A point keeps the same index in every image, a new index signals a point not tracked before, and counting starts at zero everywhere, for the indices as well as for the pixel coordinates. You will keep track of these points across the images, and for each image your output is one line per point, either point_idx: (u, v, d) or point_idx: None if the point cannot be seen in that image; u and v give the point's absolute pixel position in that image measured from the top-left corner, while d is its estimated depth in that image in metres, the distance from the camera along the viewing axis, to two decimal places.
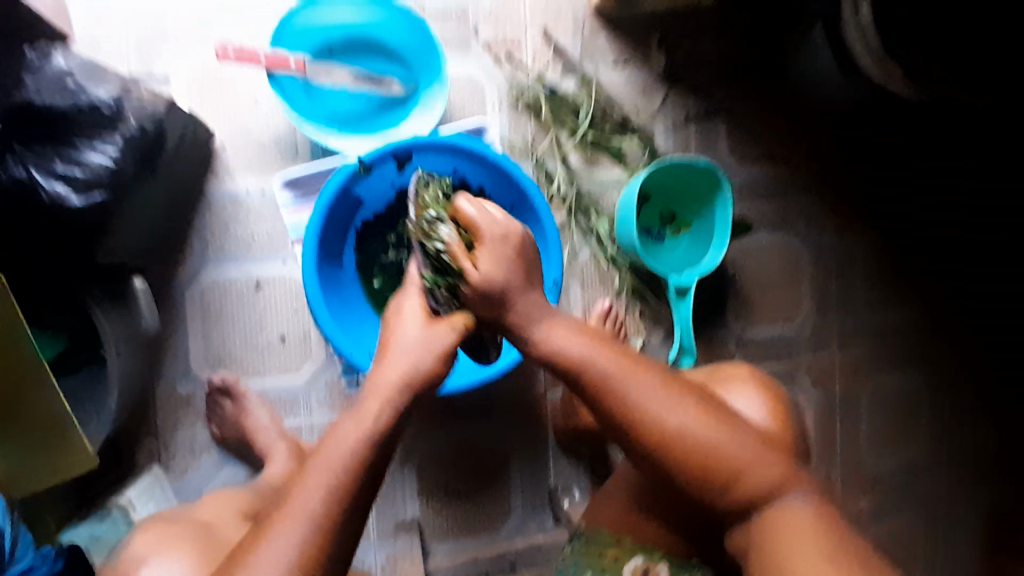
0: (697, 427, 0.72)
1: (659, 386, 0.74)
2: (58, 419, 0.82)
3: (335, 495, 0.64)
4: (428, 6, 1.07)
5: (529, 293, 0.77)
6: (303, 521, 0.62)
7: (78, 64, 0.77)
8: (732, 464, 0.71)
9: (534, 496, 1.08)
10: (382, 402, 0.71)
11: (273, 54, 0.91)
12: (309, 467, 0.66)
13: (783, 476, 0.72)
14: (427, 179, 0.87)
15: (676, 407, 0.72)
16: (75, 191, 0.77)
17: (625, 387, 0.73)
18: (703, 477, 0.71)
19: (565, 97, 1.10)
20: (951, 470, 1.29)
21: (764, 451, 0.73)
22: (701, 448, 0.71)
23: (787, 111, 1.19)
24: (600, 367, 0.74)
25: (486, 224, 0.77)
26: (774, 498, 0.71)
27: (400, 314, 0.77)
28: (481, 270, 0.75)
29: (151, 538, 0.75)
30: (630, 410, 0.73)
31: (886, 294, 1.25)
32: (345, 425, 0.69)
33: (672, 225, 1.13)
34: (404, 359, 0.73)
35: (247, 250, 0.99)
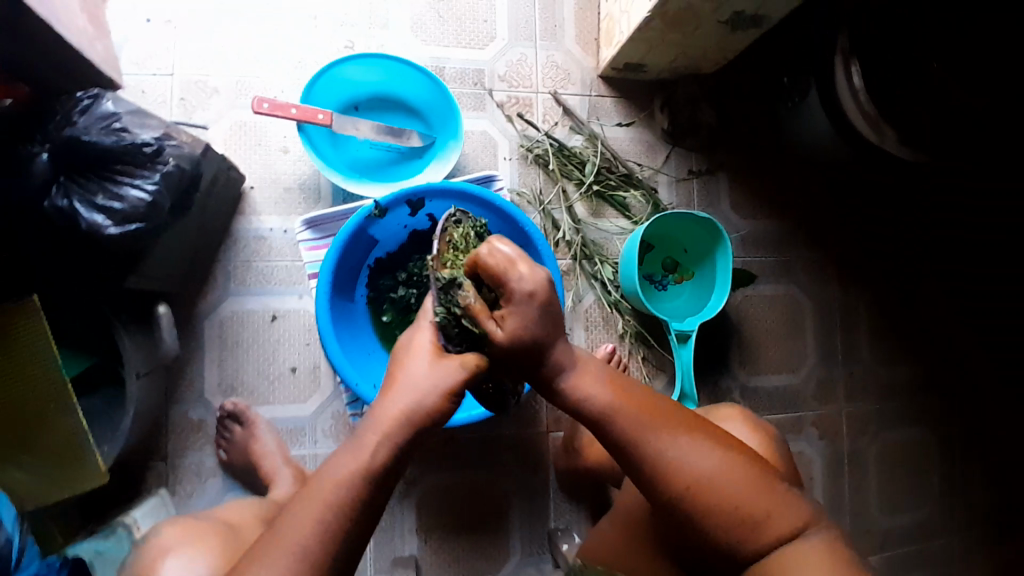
0: (724, 474, 0.68)
1: (686, 434, 0.70)
2: (75, 439, 0.86)
3: (325, 532, 0.61)
4: (447, 68, 1.17)
5: (562, 335, 0.70)
6: (288, 557, 0.60)
7: (128, 109, 0.82)
8: (759, 509, 0.68)
9: (531, 537, 1.12)
10: (383, 436, 0.65)
11: (302, 108, 0.98)
12: (303, 495, 0.64)
13: (802, 513, 0.69)
14: (458, 219, 0.79)
15: (702, 452, 0.69)
16: (112, 221, 0.78)
17: (651, 436, 0.69)
18: (731, 525, 0.68)
19: (573, 151, 1.18)
20: (968, 532, 1.25)
21: (787, 493, 0.70)
22: (728, 495, 0.68)
23: (786, 169, 1.25)
24: (626, 415, 0.70)
25: (516, 276, 0.65)
26: (799, 535, 0.68)
27: (411, 348, 0.70)
28: (506, 330, 0.65)
29: (179, 533, 0.78)
30: (658, 459, 0.69)
31: (891, 349, 1.27)
32: (342, 459, 0.65)
33: (675, 274, 1.17)
34: (408, 396, 0.66)
35: (266, 285, 1.06)
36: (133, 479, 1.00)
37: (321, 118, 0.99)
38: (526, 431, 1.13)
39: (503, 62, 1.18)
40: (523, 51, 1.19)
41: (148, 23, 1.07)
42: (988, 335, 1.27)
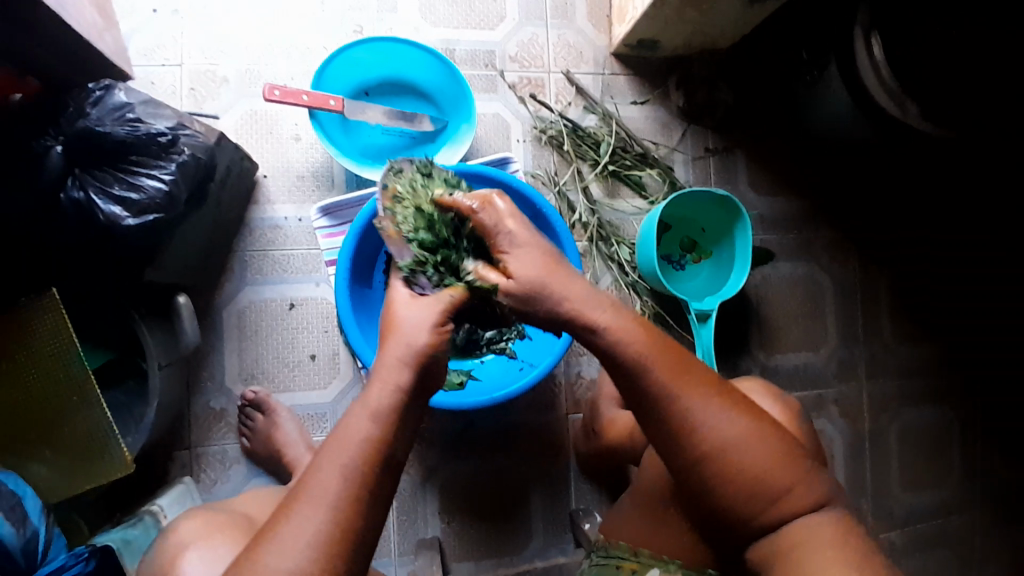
0: (752, 440, 0.65)
1: (718, 397, 0.67)
2: (96, 435, 0.85)
3: (351, 479, 0.59)
4: (458, 50, 1.15)
5: (568, 280, 0.68)
6: (320, 504, 0.57)
7: (140, 99, 0.81)
8: (780, 476, 0.65)
9: (553, 520, 1.12)
10: (386, 382, 0.62)
11: (313, 94, 0.96)
12: (323, 451, 0.61)
13: (823, 492, 0.67)
14: (399, 168, 0.81)
15: (732, 417, 0.66)
16: (130, 212, 0.78)
17: (681, 393, 0.65)
18: (746, 489, 0.65)
19: (587, 132, 1.16)
20: (988, 509, 1.25)
21: (808, 464, 0.68)
22: (750, 462, 0.65)
23: (804, 145, 1.23)
24: (661, 371, 0.66)
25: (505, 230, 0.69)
26: (812, 512, 0.66)
27: (393, 301, 0.69)
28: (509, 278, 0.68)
29: (199, 526, 0.76)
30: (683, 418, 0.66)
31: (912, 325, 1.25)
32: (354, 410, 0.62)
33: (693, 253, 1.15)
34: (401, 337, 0.64)
35: (283, 273, 1.07)
36: (158, 469, 1.01)
37: (333, 105, 0.97)
38: (545, 414, 1.13)
39: (514, 43, 1.17)
40: (534, 30, 1.17)
41: (156, 13, 1.06)
42: (1009, 308, 1.26)
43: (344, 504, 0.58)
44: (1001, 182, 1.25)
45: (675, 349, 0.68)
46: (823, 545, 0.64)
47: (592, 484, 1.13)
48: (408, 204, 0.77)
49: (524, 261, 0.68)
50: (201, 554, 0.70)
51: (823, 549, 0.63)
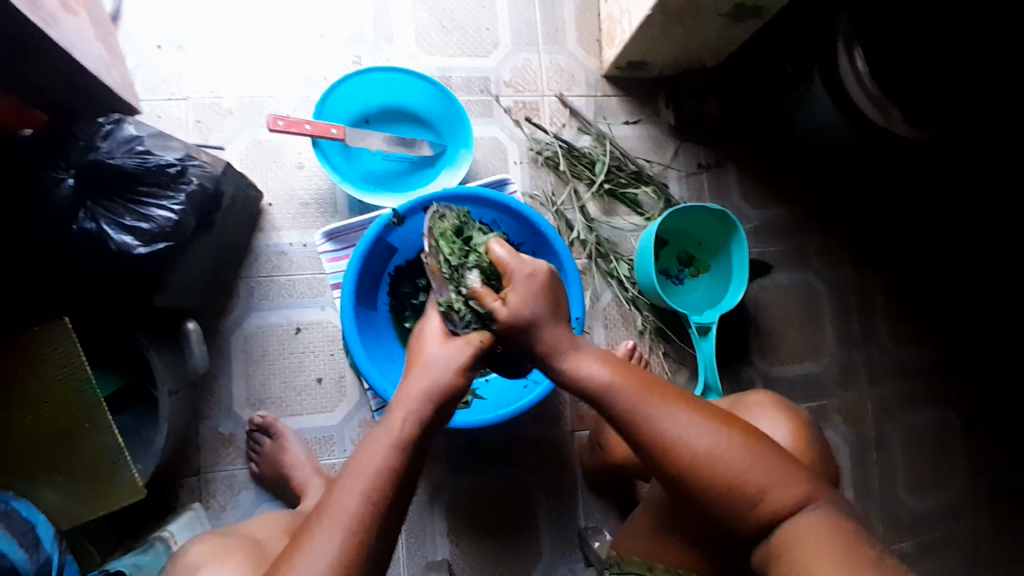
0: (723, 449, 0.67)
1: (685, 408, 0.69)
2: (106, 462, 0.87)
3: (373, 500, 0.62)
4: (454, 77, 1.18)
5: (557, 324, 0.72)
6: (340, 525, 0.61)
7: (149, 132, 0.85)
8: (757, 479, 0.66)
9: (562, 536, 1.12)
10: (409, 413, 0.66)
11: (316, 123, 1.00)
12: (342, 476, 0.64)
13: (804, 485, 0.67)
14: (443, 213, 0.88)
15: (702, 427, 0.68)
16: (140, 241, 0.80)
17: (647, 414, 0.68)
18: (728, 500, 0.66)
19: (582, 152, 1.19)
20: (997, 514, 1.25)
21: (787, 462, 0.68)
22: (728, 471, 0.66)
23: (794, 158, 1.26)
24: (628, 397, 0.69)
25: (517, 262, 0.72)
26: (798, 509, 0.66)
27: (423, 336, 0.73)
28: (509, 304, 0.70)
29: (208, 548, 0.77)
30: (656, 437, 0.68)
31: (910, 332, 1.27)
32: (374, 438, 0.65)
33: (691, 267, 1.17)
34: (426, 375, 0.68)
35: (289, 298, 1.08)
36: (168, 495, 1.02)
37: (335, 133, 1.01)
38: (551, 430, 1.14)
39: (508, 68, 1.20)
40: (527, 56, 1.21)
41: (160, 49, 1.10)
42: (1004, 311, 1.27)
43: (363, 525, 0.61)
44: (991, 187, 1.27)
45: (643, 374, 0.71)
46: (812, 546, 0.63)
47: (600, 498, 1.14)
48: (449, 243, 0.82)
49: (522, 297, 0.70)
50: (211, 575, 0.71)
51: (807, 548, 0.63)
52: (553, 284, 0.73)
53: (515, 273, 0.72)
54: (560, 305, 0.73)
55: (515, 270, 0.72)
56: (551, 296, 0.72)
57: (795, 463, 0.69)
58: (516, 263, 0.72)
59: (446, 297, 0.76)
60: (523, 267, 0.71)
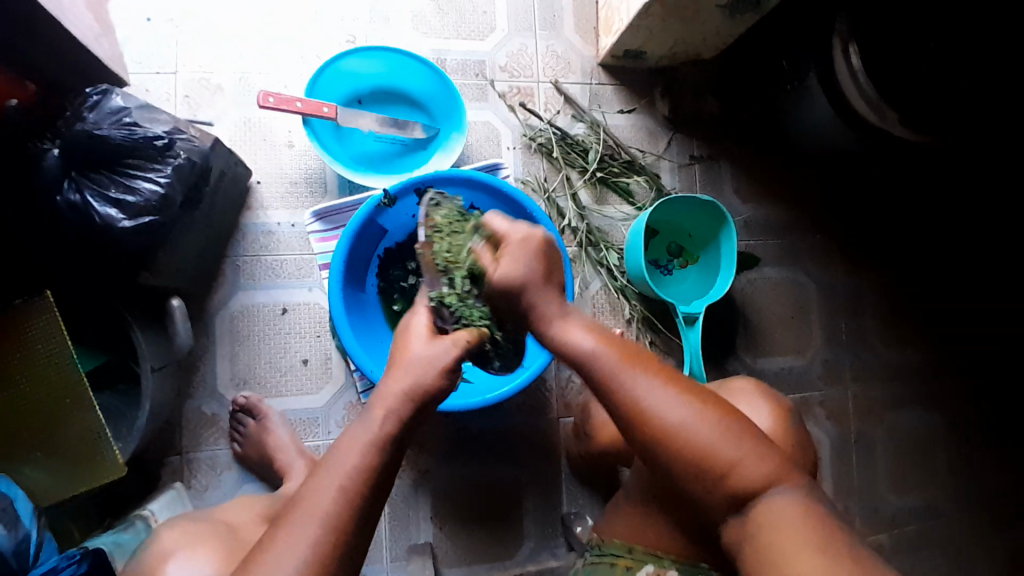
0: (696, 422, 0.67)
1: (661, 380, 0.69)
2: (86, 440, 0.85)
3: (350, 498, 0.61)
4: (449, 60, 1.17)
5: (547, 293, 0.72)
6: (315, 522, 0.60)
7: (137, 104, 0.82)
8: (727, 454, 0.66)
9: (545, 524, 1.13)
10: (389, 412, 0.65)
11: (308, 101, 0.98)
12: (321, 468, 0.63)
13: (776, 467, 0.67)
14: (436, 199, 0.88)
15: (674, 399, 0.68)
16: (126, 215, 0.79)
17: (625, 383, 0.68)
18: (697, 470, 0.66)
19: (575, 140, 1.19)
20: (972, 510, 1.28)
21: (762, 443, 0.68)
22: (697, 444, 0.66)
23: (787, 153, 1.26)
24: (607, 366, 0.69)
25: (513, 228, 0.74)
26: (769, 490, 0.66)
27: (409, 331, 0.71)
28: (501, 269, 0.72)
29: (178, 536, 0.76)
30: (631, 404, 0.68)
31: (895, 329, 1.28)
32: (353, 435, 0.64)
33: (680, 258, 1.18)
34: (407, 375, 0.67)
35: (276, 278, 1.07)
36: (150, 474, 1.01)
37: (326, 112, 0.99)
38: (536, 418, 1.14)
39: (504, 53, 1.19)
40: (523, 41, 1.20)
41: (150, 22, 1.08)
42: (984, 310, 1.29)
43: (349, 512, 0.61)
44: (978, 188, 1.29)
45: (628, 348, 0.71)
46: (785, 528, 0.64)
47: (584, 486, 1.14)
48: (442, 234, 0.81)
49: (512, 260, 0.72)
50: (181, 560, 0.70)
51: (782, 533, 0.63)
52: (548, 249, 0.73)
53: (510, 239, 0.74)
54: (555, 271, 0.73)
55: (509, 235, 0.74)
56: (545, 261, 0.72)
57: (771, 444, 0.69)
58: (512, 231, 0.74)
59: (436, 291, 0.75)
60: (516, 233, 0.73)
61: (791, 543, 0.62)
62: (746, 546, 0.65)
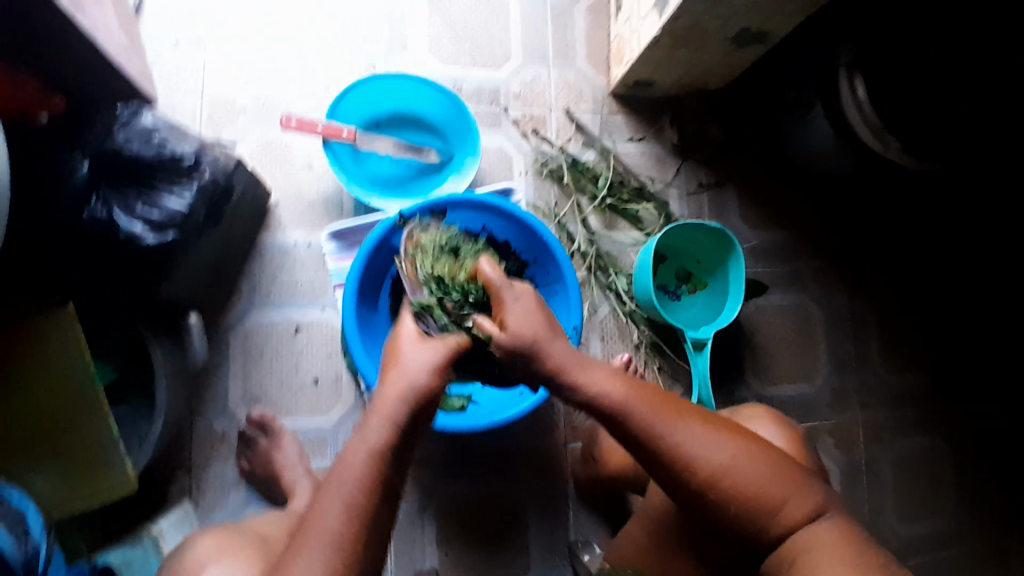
0: (743, 459, 0.71)
1: (700, 424, 0.73)
2: (102, 449, 0.86)
3: (352, 512, 0.65)
4: (464, 87, 1.20)
5: (551, 340, 0.76)
6: (325, 544, 0.63)
7: (165, 123, 0.84)
8: (777, 490, 0.70)
9: (551, 548, 1.12)
10: (386, 418, 0.69)
11: (328, 124, 1.01)
12: (323, 488, 0.67)
13: (817, 498, 0.71)
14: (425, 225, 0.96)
15: (717, 442, 0.72)
16: (151, 230, 0.80)
17: (669, 433, 0.72)
18: (750, 507, 0.70)
19: (586, 166, 1.21)
20: (981, 543, 1.27)
21: (804, 476, 0.73)
22: (744, 483, 0.70)
23: (792, 182, 1.28)
24: (646, 413, 0.73)
25: (510, 290, 0.79)
26: (814, 519, 0.70)
27: (400, 337, 0.77)
28: (508, 327, 0.75)
29: (214, 542, 0.77)
30: (676, 452, 0.71)
31: (901, 358, 1.29)
32: (353, 448, 0.68)
33: (688, 284, 1.19)
34: (401, 378, 0.71)
35: (290, 297, 1.09)
36: (159, 490, 1.02)
37: (346, 135, 1.02)
38: (544, 441, 1.14)
39: (517, 81, 1.22)
40: (536, 70, 1.23)
41: (179, 47, 1.11)
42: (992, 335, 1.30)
43: (349, 538, 0.64)
44: (983, 217, 1.30)
45: (656, 391, 0.76)
46: (817, 543, 0.68)
47: (590, 511, 1.14)
48: (428, 256, 0.92)
49: (516, 315, 0.76)
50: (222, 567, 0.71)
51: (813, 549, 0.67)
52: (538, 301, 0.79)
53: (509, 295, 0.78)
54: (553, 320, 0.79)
55: (506, 294, 0.78)
56: (544, 315, 0.78)
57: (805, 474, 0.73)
58: (507, 288, 0.79)
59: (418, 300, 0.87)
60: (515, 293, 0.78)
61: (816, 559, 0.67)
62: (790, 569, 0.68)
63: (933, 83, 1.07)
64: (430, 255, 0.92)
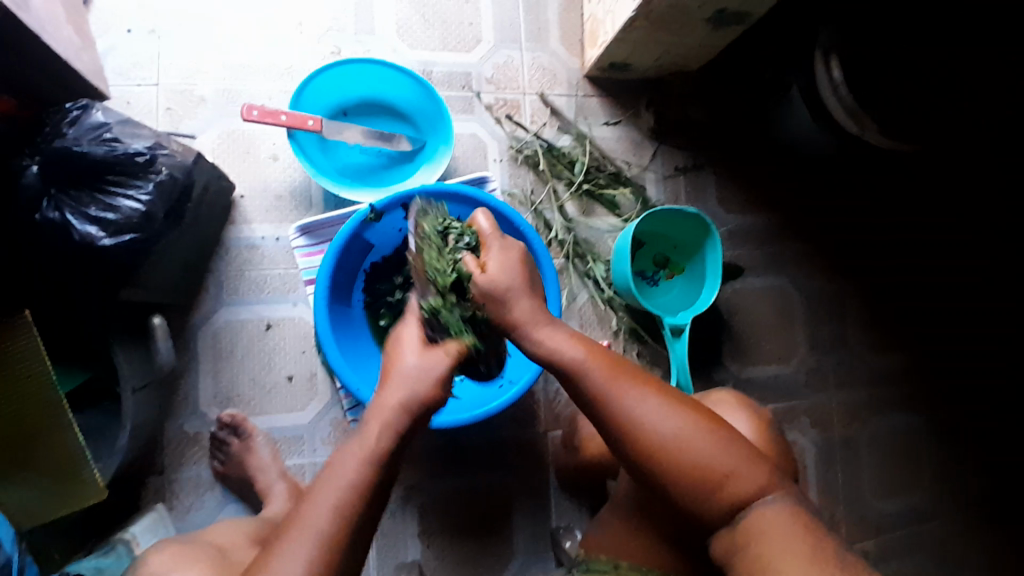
0: (689, 432, 0.69)
1: (652, 392, 0.72)
2: (67, 460, 0.84)
3: (344, 515, 0.62)
4: (435, 72, 1.17)
5: (527, 297, 0.74)
6: (309, 541, 0.60)
7: (117, 119, 0.80)
8: (721, 464, 0.68)
9: (535, 536, 1.12)
10: (385, 426, 0.67)
11: (292, 114, 0.97)
12: (315, 487, 0.64)
13: (766, 477, 0.68)
14: (424, 208, 0.91)
15: (668, 412, 0.70)
16: (106, 232, 0.77)
17: (619, 400, 0.71)
18: (692, 479, 0.68)
19: (561, 151, 1.19)
20: (955, 516, 1.29)
21: (754, 454, 0.70)
22: (694, 452, 0.68)
23: (769, 163, 1.27)
24: (597, 380, 0.72)
25: (499, 241, 0.77)
26: (761, 498, 0.67)
27: (400, 343, 0.74)
28: (489, 269, 0.74)
29: (167, 558, 0.73)
30: (624, 417, 0.70)
31: (877, 338, 1.30)
32: (349, 451, 0.66)
33: (666, 269, 1.18)
34: (402, 388, 0.69)
35: (260, 294, 1.06)
36: (131, 496, 0.99)
37: (311, 125, 0.98)
38: (525, 432, 1.14)
39: (490, 66, 1.19)
40: (509, 53, 1.20)
41: (131, 34, 1.06)
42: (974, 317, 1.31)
43: (333, 540, 0.61)
44: (958, 196, 1.31)
45: (611, 357, 0.74)
46: (777, 536, 0.65)
47: (573, 499, 1.14)
48: (432, 243, 0.85)
49: (500, 261, 0.75)
50: None
51: (772, 541, 0.64)
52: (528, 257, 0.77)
53: (497, 245, 0.76)
54: (536, 279, 0.77)
55: (495, 244, 0.76)
56: (529, 272, 0.76)
57: (761, 457, 0.70)
58: (496, 239, 0.77)
59: (428, 303, 0.79)
60: (501, 240, 0.76)
61: (781, 557, 0.63)
62: (743, 556, 0.66)
63: (934, 83, 1.07)
64: (430, 241, 0.85)
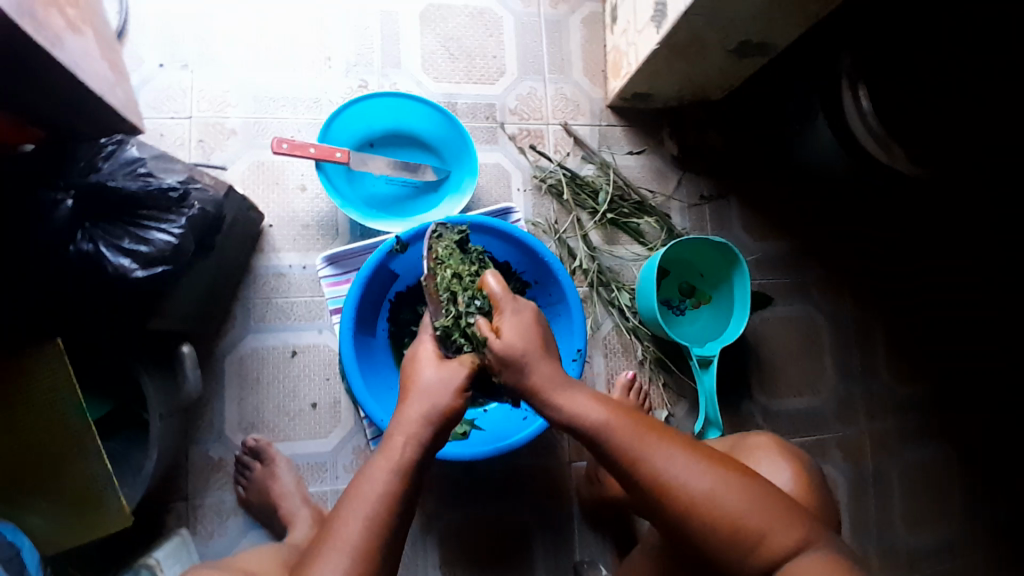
0: (722, 489, 0.67)
1: (683, 451, 0.70)
2: (93, 486, 0.84)
3: (375, 529, 0.63)
4: (459, 103, 1.19)
5: (542, 361, 0.72)
6: (346, 553, 0.61)
7: (152, 154, 0.85)
8: (753, 520, 0.66)
9: (557, 570, 1.10)
10: (409, 438, 0.68)
11: (321, 146, 0.98)
12: (345, 500, 0.65)
13: (805, 530, 0.66)
14: (439, 232, 0.88)
15: (698, 470, 0.68)
16: (139, 265, 0.79)
17: (650, 460, 0.69)
18: (724, 540, 0.66)
19: (585, 180, 1.19)
20: (995, 557, 1.24)
21: (788, 506, 0.68)
22: (730, 511, 0.66)
23: (795, 191, 1.26)
24: (625, 439, 0.70)
25: (511, 305, 0.74)
26: (797, 555, 0.65)
27: (418, 357, 0.75)
28: (504, 338, 0.71)
29: None
30: (654, 479, 0.68)
31: (910, 370, 1.26)
32: (374, 464, 0.66)
33: (692, 298, 1.17)
34: (425, 400, 0.70)
35: (286, 321, 1.07)
36: (156, 521, 1.00)
37: (339, 156, 1.00)
38: (548, 462, 1.12)
39: (513, 96, 1.20)
40: (533, 84, 1.21)
41: (163, 68, 1.10)
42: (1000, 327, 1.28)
43: (366, 554, 0.62)
44: (988, 224, 1.28)
45: (637, 416, 0.72)
46: None
47: (597, 532, 1.12)
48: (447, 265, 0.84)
49: (513, 327, 0.72)
50: None
51: None
52: (540, 321, 0.75)
53: (510, 305, 0.74)
54: (549, 343, 0.74)
55: (510, 307, 0.74)
56: (542, 335, 0.73)
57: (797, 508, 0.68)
58: (510, 302, 0.74)
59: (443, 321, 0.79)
60: (516, 306, 0.74)
61: None
62: None
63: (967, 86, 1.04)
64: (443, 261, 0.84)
